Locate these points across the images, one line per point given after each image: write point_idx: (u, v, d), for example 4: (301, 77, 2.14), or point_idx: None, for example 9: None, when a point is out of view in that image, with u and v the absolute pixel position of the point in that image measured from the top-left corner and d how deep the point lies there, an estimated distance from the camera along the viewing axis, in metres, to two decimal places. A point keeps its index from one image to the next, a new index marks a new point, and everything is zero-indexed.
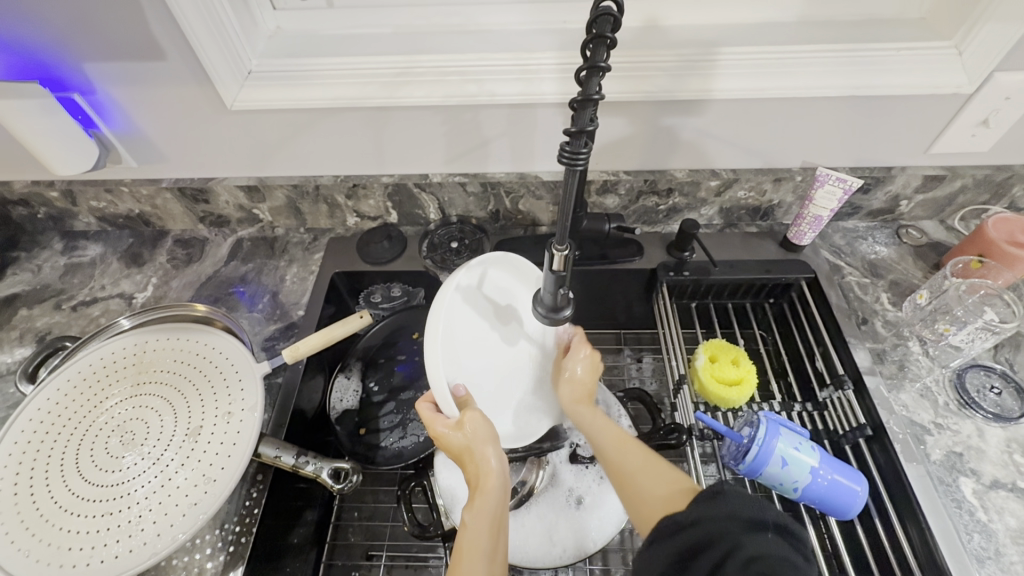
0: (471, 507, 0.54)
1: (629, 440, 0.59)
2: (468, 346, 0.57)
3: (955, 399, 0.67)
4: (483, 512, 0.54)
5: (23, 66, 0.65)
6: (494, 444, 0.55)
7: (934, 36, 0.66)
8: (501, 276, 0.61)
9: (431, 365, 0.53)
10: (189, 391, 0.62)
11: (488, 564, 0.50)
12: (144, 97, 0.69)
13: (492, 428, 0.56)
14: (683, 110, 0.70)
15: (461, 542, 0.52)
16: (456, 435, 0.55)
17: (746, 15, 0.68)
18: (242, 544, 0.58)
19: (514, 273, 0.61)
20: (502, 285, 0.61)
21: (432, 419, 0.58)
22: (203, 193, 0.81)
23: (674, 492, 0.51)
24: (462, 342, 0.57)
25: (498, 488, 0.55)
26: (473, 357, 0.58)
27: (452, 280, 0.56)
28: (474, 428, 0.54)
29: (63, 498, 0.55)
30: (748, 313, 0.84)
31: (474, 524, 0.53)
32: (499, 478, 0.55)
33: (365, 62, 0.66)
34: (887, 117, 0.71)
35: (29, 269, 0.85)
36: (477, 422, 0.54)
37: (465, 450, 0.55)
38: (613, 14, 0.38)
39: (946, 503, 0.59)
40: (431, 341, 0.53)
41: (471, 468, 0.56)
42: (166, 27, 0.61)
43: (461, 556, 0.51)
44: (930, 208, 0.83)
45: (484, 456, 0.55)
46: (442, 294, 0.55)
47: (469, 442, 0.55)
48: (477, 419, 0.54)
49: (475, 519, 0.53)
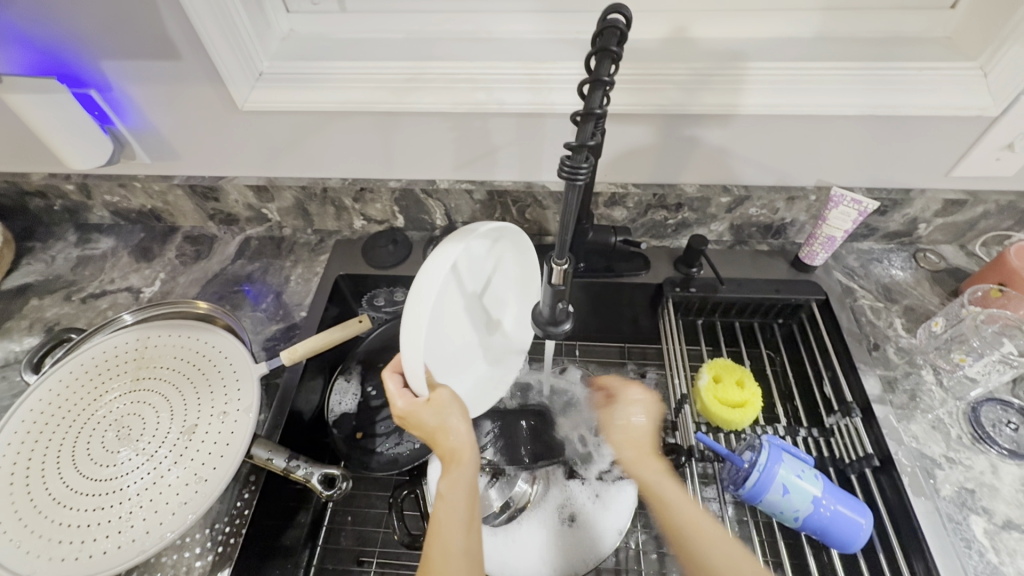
0: (445, 479, 0.55)
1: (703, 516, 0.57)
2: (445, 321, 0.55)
3: (969, 433, 0.64)
4: (459, 484, 0.55)
5: (42, 63, 0.66)
6: (465, 418, 0.56)
7: (958, 57, 0.64)
8: (497, 246, 0.57)
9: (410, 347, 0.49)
10: (187, 388, 0.63)
11: (465, 536, 0.52)
12: (158, 95, 0.70)
13: (462, 404, 0.57)
14: (696, 123, 0.69)
15: (438, 516, 0.53)
16: (427, 412, 0.55)
17: (764, 30, 0.67)
18: (231, 545, 0.58)
19: (508, 243, 0.59)
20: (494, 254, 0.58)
21: (395, 396, 0.56)
22: (214, 191, 0.82)
23: None
24: (441, 318, 0.53)
25: (472, 459, 0.56)
26: (446, 330, 0.56)
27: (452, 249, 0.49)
28: (448, 403, 0.54)
29: (57, 489, 0.55)
30: (756, 333, 0.82)
31: (451, 497, 0.54)
32: (473, 450, 0.56)
33: (374, 68, 0.66)
34: (905, 139, 0.69)
35: (42, 259, 0.87)
36: (449, 402, 0.55)
37: (437, 427, 0.55)
38: (620, 28, 0.38)
39: (956, 542, 0.57)
40: (413, 323, 0.49)
41: (443, 445, 0.56)
42: (180, 26, 0.61)
43: (438, 529, 0.52)
44: (949, 232, 0.81)
45: (457, 430, 0.55)
46: (438, 269, 0.48)
47: (442, 418, 0.55)
48: (448, 396, 0.55)
49: (451, 491, 0.54)
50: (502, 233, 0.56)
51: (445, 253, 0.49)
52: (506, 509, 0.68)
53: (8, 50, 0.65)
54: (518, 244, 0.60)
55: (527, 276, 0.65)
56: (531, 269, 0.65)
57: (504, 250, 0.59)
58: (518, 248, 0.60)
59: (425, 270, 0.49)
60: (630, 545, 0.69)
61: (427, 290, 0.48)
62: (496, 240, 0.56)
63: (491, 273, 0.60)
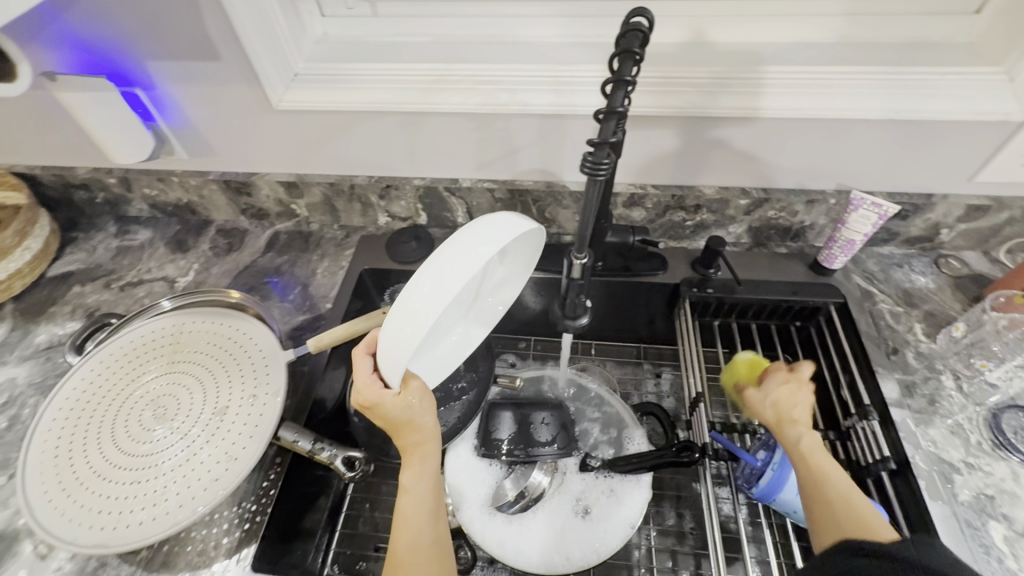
0: (409, 471, 0.57)
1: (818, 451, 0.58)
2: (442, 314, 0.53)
3: (989, 439, 0.64)
4: (423, 476, 0.57)
5: (93, 62, 0.70)
6: (430, 410, 0.57)
7: (983, 62, 0.64)
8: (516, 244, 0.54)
9: (394, 341, 0.48)
10: (218, 371, 0.66)
11: (431, 526, 0.55)
12: (198, 93, 0.73)
13: (428, 395, 0.57)
14: (717, 126, 0.70)
15: (402, 507, 0.56)
16: (398, 405, 0.54)
17: (784, 35, 0.68)
18: (257, 522, 0.61)
19: (528, 243, 0.56)
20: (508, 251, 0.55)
21: (364, 383, 0.53)
22: (246, 186, 0.86)
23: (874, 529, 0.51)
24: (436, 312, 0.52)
25: (435, 449, 0.59)
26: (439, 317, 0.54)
27: (468, 249, 0.46)
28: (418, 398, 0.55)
29: (97, 462, 0.58)
30: (773, 335, 0.82)
31: (416, 489, 0.56)
32: (435, 441, 0.58)
33: (404, 69, 0.68)
34: (927, 144, 0.69)
35: (85, 249, 0.91)
36: (418, 395, 0.56)
37: (405, 421, 0.55)
38: (642, 31, 0.40)
39: (974, 547, 0.56)
40: (401, 318, 0.47)
41: (407, 438, 0.57)
42: (222, 29, 0.65)
43: (404, 521, 0.55)
44: (973, 238, 0.80)
45: (424, 425, 0.57)
46: (445, 268, 0.46)
47: (411, 414, 0.55)
48: (418, 389, 0.56)
49: (415, 484, 0.56)
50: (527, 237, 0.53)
51: (462, 257, 0.46)
52: (519, 499, 0.68)
53: (61, 51, 0.69)
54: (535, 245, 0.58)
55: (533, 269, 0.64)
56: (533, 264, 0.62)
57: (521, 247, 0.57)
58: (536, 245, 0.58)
59: (431, 263, 0.47)
60: (642, 541, 0.70)
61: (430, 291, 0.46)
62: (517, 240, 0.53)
63: (500, 267, 0.57)
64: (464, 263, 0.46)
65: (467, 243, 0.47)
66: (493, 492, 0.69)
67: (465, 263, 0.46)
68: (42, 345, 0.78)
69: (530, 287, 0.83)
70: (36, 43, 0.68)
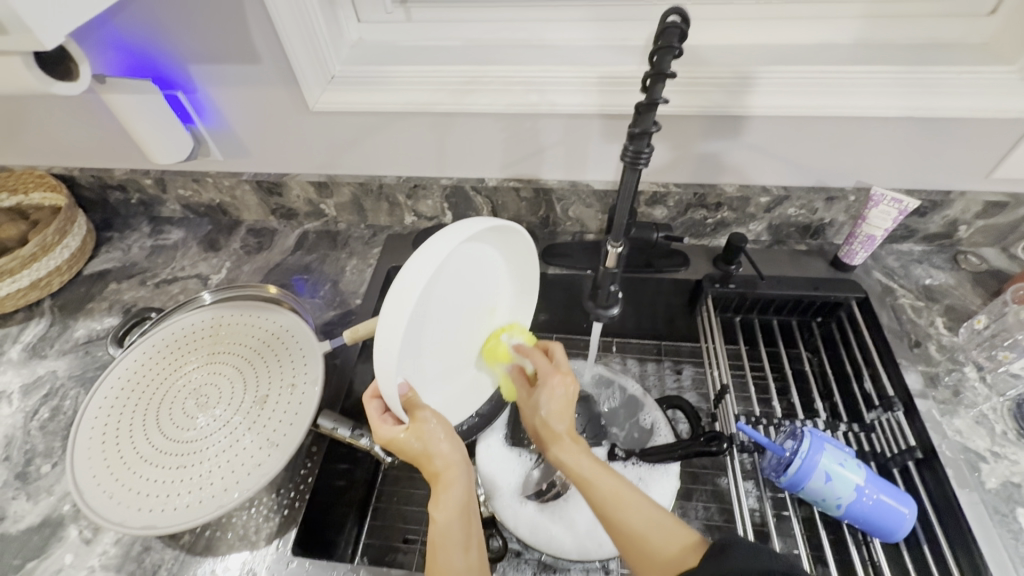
0: (434, 502, 0.55)
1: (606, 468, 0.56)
2: (428, 322, 0.54)
3: (1014, 429, 0.65)
4: (449, 505, 0.54)
5: (138, 66, 0.73)
6: (448, 438, 0.56)
7: (997, 60, 0.66)
8: (482, 238, 0.57)
9: (386, 350, 0.47)
10: (258, 362, 0.68)
11: (464, 555, 0.51)
12: (237, 97, 0.76)
13: (445, 424, 0.57)
14: (740, 124, 0.72)
15: (432, 539, 0.53)
16: (409, 437, 0.55)
17: (803, 36, 0.70)
18: (296, 508, 0.62)
19: (497, 236, 0.58)
20: (475, 248, 0.57)
21: (380, 424, 0.56)
22: (278, 187, 0.88)
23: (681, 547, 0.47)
24: (422, 318, 0.52)
25: (463, 477, 0.56)
26: (429, 326, 0.54)
27: (434, 239, 0.48)
28: (428, 426, 0.54)
29: (144, 449, 0.60)
30: (794, 331, 0.84)
31: (443, 518, 0.53)
32: (460, 468, 0.56)
33: (436, 71, 0.71)
34: (944, 141, 0.71)
35: (120, 248, 0.94)
36: (429, 423, 0.55)
37: (421, 452, 0.56)
38: (680, 27, 0.45)
39: (1003, 533, 0.57)
40: (391, 324, 0.46)
41: (429, 468, 0.56)
42: (264, 34, 0.68)
43: (436, 549, 0.52)
44: (991, 234, 0.82)
45: (442, 452, 0.55)
46: (421, 262, 0.47)
47: (424, 442, 0.55)
48: (429, 417, 0.55)
49: (443, 514, 0.53)
50: (496, 227, 0.55)
51: (432, 246, 0.47)
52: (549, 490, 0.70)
53: (108, 55, 0.72)
54: (513, 240, 0.60)
55: (521, 268, 0.66)
56: (527, 265, 0.65)
57: (489, 243, 0.59)
58: (518, 242, 0.60)
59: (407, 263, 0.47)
60: None
61: (412, 283, 0.46)
62: (481, 233, 0.55)
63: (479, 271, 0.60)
64: (438, 253, 0.48)
65: (440, 238, 0.48)
66: (523, 481, 0.72)
67: (439, 251, 0.47)
68: (81, 339, 0.80)
69: (555, 284, 0.85)
70: (87, 45, 0.71)
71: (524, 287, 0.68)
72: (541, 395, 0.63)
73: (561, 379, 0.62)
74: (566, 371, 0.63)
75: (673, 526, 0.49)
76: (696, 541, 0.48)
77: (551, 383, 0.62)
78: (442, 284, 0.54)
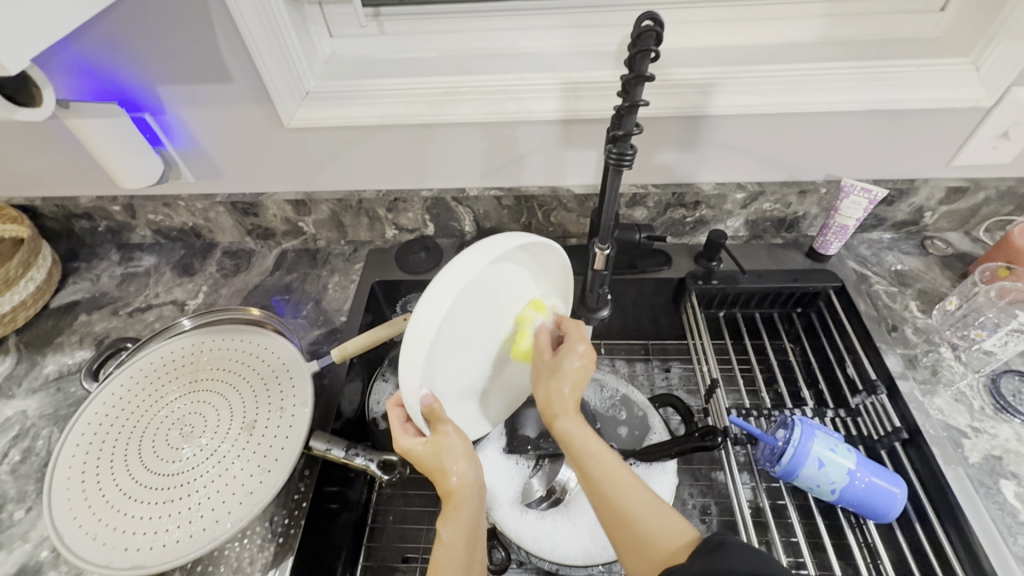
0: (443, 519, 0.54)
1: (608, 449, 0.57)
2: (455, 340, 0.55)
3: (990, 404, 0.67)
4: (459, 525, 0.53)
5: (104, 90, 0.71)
6: (467, 459, 0.55)
7: (952, 53, 0.69)
8: (515, 256, 0.56)
9: (407, 368, 0.49)
10: (244, 387, 0.66)
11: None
12: (210, 116, 0.75)
13: (466, 444, 0.56)
14: (713, 124, 0.74)
15: (436, 557, 0.52)
16: (428, 451, 0.55)
17: (769, 37, 0.72)
18: (291, 535, 0.60)
19: (532, 254, 0.58)
20: (505, 267, 0.56)
21: (401, 433, 0.57)
22: (254, 207, 0.86)
23: (677, 543, 0.47)
24: (451, 336, 0.53)
25: (475, 499, 0.55)
26: (458, 344, 0.56)
27: (462, 261, 0.49)
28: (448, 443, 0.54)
29: (127, 486, 0.58)
30: (776, 323, 0.86)
31: (450, 537, 0.52)
32: (474, 488, 0.55)
33: (413, 83, 0.71)
34: (907, 133, 0.74)
35: (88, 278, 0.90)
36: (451, 440, 0.55)
37: (437, 466, 0.55)
38: (655, 30, 0.46)
39: (989, 506, 0.59)
40: (412, 344, 0.48)
41: (442, 485, 0.55)
42: (236, 53, 0.67)
43: (437, 569, 0.51)
44: (953, 219, 0.85)
45: (458, 470, 0.54)
46: (448, 285, 0.47)
47: (441, 458, 0.54)
48: (450, 434, 0.54)
49: (452, 535, 0.52)
50: (528, 245, 0.55)
51: (450, 275, 0.48)
52: (547, 496, 0.69)
53: (70, 79, 0.70)
54: (547, 254, 0.59)
55: (557, 286, 0.66)
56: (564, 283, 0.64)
57: (523, 260, 0.58)
58: (554, 260, 0.60)
59: (433, 285, 0.48)
60: None
61: (435, 305, 0.47)
62: (509, 252, 0.54)
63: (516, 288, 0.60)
64: (464, 275, 0.48)
65: (466, 260, 0.49)
66: (522, 489, 0.70)
67: (464, 273, 0.48)
68: (52, 375, 0.77)
69: None
70: (48, 69, 0.69)
71: (561, 297, 0.67)
72: (562, 362, 0.59)
73: (586, 349, 0.60)
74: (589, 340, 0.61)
75: (678, 522, 0.49)
76: (690, 538, 0.47)
77: (575, 349, 0.59)
78: (468, 305, 0.54)
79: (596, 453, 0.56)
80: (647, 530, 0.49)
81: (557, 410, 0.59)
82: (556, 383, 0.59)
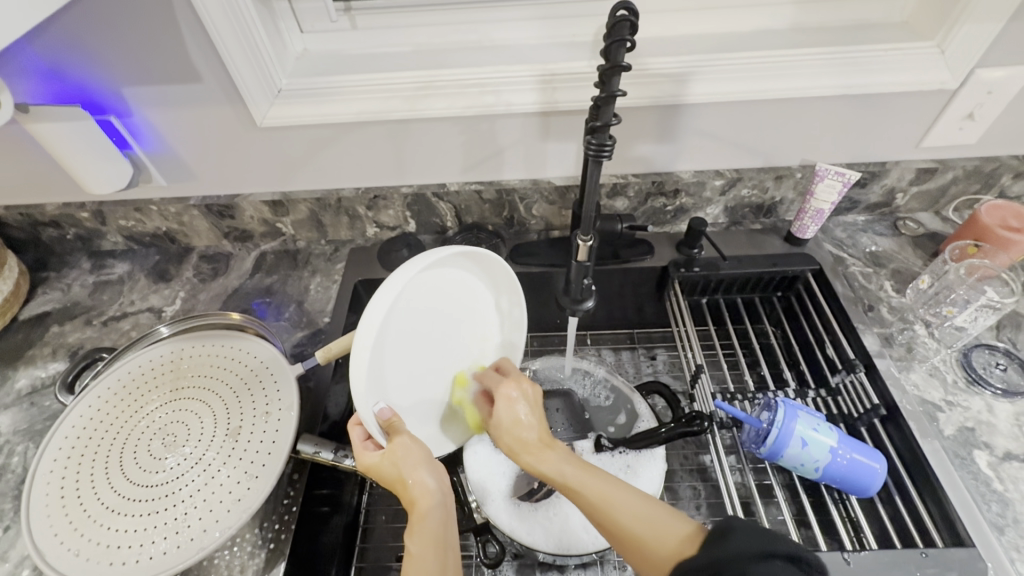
0: (410, 534, 0.53)
1: (590, 465, 0.57)
2: (399, 354, 0.57)
3: (963, 377, 0.70)
4: (425, 535, 0.52)
5: (66, 92, 0.68)
6: (428, 467, 0.55)
7: (918, 38, 0.70)
8: (447, 263, 0.60)
9: (357, 388, 0.50)
10: (226, 394, 0.65)
11: None
12: (179, 117, 0.73)
13: (423, 451, 0.56)
14: (690, 112, 0.75)
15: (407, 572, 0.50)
16: (385, 462, 0.55)
17: (742, 24, 0.73)
18: (282, 540, 0.60)
19: (466, 259, 0.62)
20: (439, 274, 0.60)
21: (362, 451, 0.57)
22: (229, 209, 0.84)
23: (683, 547, 0.47)
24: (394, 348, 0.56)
25: (438, 508, 0.55)
26: (404, 358, 0.58)
27: (396, 274, 0.52)
28: (403, 451, 0.54)
29: (110, 499, 0.56)
30: (757, 307, 0.87)
31: (418, 549, 0.52)
32: (437, 497, 0.55)
33: (387, 78, 0.70)
34: (878, 116, 0.76)
35: (58, 288, 0.88)
36: (408, 447, 0.55)
37: (397, 478, 0.55)
38: (630, 20, 0.46)
39: (963, 475, 0.61)
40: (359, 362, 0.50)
41: (405, 497, 0.55)
42: (203, 50, 0.65)
43: None
44: (924, 200, 0.88)
45: (416, 480, 0.54)
46: (383, 299, 0.50)
47: (399, 468, 0.55)
48: (406, 443, 0.55)
49: (419, 546, 0.52)
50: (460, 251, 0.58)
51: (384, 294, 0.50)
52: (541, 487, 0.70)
53: (28, 81, 0.67)
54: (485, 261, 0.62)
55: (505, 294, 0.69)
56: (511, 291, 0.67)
57: (457, 264, 0.63)
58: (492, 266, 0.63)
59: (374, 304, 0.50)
60: None
61: (374, 319, 0.49)
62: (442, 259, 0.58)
63: (457, 296, 0.64)
64: (395, 287, 0.51)
65: (399, 274, 0.51)
66: (513, 483, 0.71)
67: (395, 283, 0.51)
68: (24, 390, 0.74)
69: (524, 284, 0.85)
70: (5, 73, 0.66)
71: (511, 305, 0.69)
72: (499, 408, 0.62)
73: (513, 385, 0.63)
74: (518, 377, 0.64)
75: (686, 521, 0.50)
76: (694, 531, 0.49)
77: (505, 392, 0.63)
78: (409, 319, 0.58)
79: (578, 477, 0.56)
80: (652, 544, 0.49)
81: (526, 455, 0.59)
82: (507, 434, 0.61)
